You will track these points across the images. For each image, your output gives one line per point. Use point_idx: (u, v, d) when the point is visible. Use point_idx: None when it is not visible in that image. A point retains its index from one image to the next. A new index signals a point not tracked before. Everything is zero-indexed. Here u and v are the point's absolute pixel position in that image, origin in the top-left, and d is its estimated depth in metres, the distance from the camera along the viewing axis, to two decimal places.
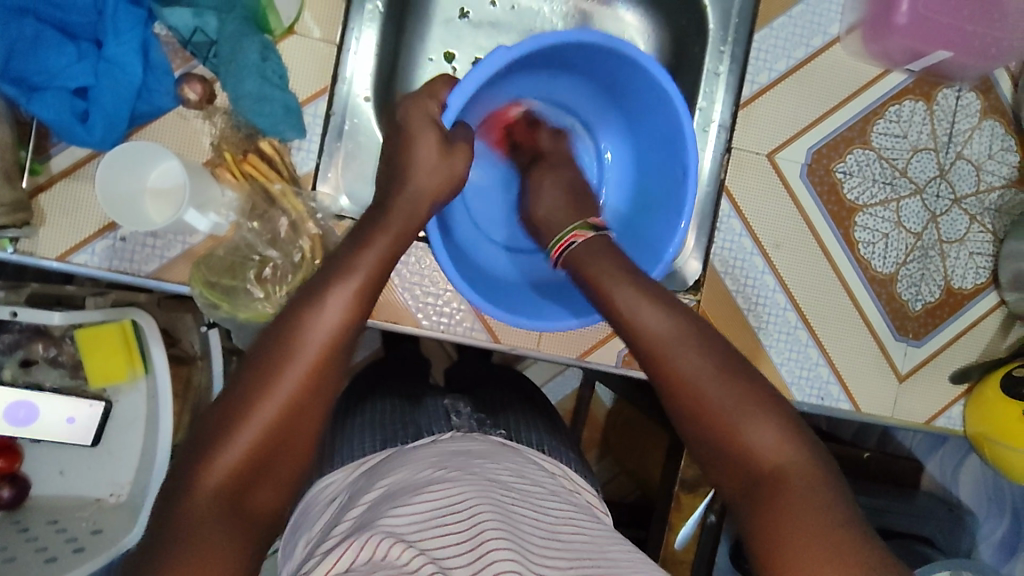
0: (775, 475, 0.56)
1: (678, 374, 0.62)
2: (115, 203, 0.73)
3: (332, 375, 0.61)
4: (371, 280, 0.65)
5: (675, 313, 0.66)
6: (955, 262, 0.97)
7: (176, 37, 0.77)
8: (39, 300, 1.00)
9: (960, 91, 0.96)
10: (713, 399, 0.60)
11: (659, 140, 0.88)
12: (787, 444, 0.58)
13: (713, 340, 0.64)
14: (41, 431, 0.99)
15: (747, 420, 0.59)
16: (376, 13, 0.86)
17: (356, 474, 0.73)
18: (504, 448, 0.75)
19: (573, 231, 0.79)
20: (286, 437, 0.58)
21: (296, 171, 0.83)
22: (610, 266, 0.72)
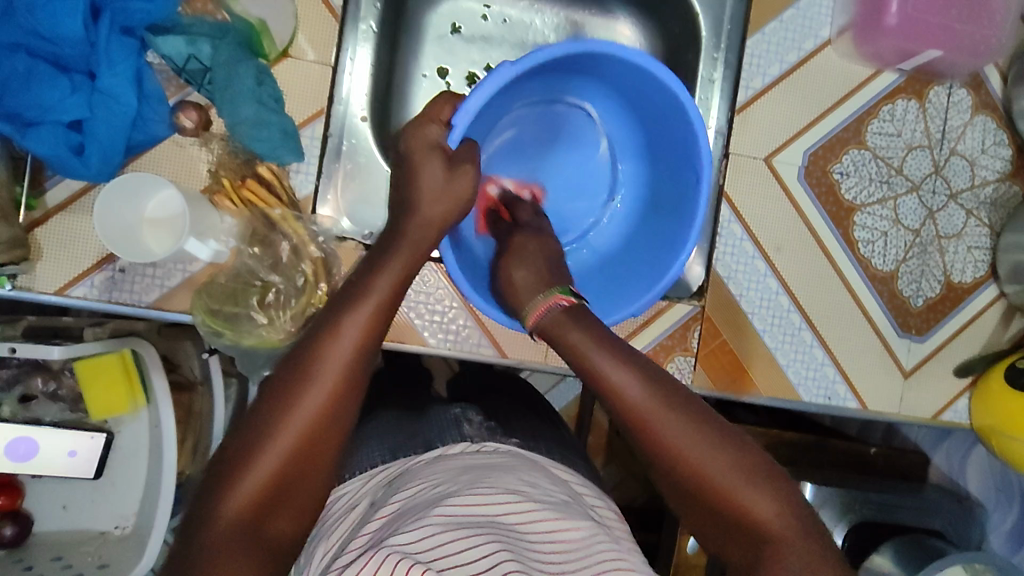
0: (774, 543, 0.56)
1: (664, 446, 0.59)
2: (112, 233, 0.72)
3: (353, 400, 0.60)
4: (387, 300, 0.64)
5: (650, 376, 0.63)
6: (954, 257, 0.98)
7: (170, 65, 0.77)
8: (36, 333, 0.98)
9: (951, 88, 0.97)
10: (705, 467, 0.58)
11: (672, 145, 0.87)
12: (779, 507, 0.58)
13: (691, 404, 0.62)
14: (41, 467, 0.96)
15: (739, 486, 0.58)
16: (371, 33, 0.85)
17: (369, 486, 0.70)
18: (520, 459, 0.72)
19: (553, 295, 0.74)
20: (309, 461, 0.57)
21: (295, 194, 0.82)
22: (585, 337, 0.67)
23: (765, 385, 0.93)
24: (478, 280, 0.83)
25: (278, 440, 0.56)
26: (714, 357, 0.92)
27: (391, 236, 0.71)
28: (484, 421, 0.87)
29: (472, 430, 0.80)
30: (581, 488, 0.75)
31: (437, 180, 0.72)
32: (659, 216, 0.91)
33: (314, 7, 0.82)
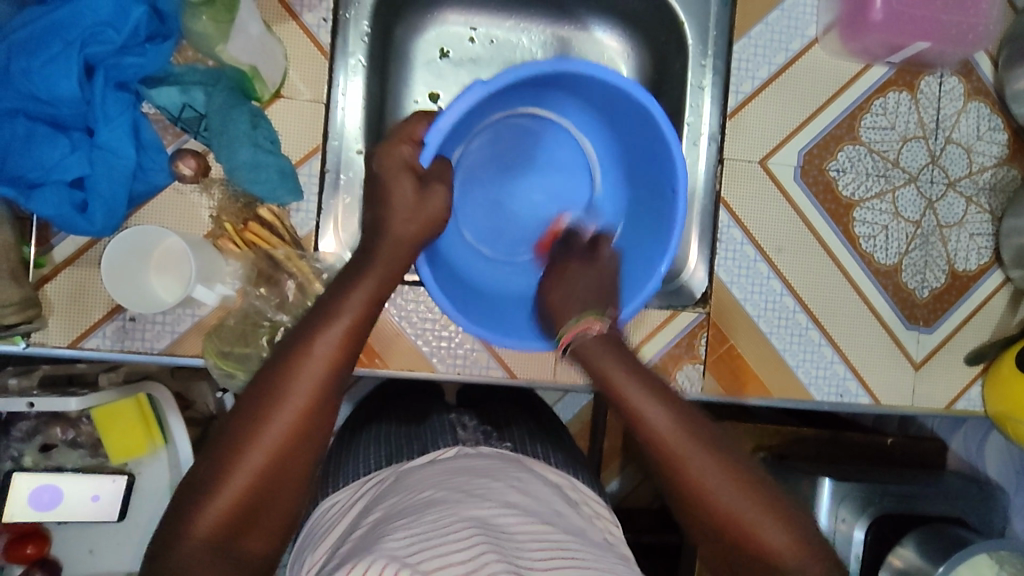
0: (792, 573, 0.61)
1: (691, 480, 0.63)
2: (116, 269, 0.73)
3: (322, 411, 0.62)
4: (360, 317, 0.66)
5: (687, 417, 0.66)
6: (957, 245, 0.97)
7: (166, 115, 0.78)
8: (52, 381, 1.00)
9: (942, 77, 0.97)
10: (722, 502, 0.63)
11: (643, 146, 0.89)
12: (793, 539, 0.62)
13: (722, 440, 0.66)
14: (67, 512, 0.98)
15: (760, 520, 0.62)
16: (361, 66, 0.87)
17: (359, 492, 0.80)
18: (506, 462, 0.81)
19: (584, 320, 0.75)
20: (283, 479, 0.60)
21: (297, 233, 0.83)
22: (619, 368, 0.69)
23: (776, 387, 0.93)
24: (461, 300, 0.86)
25: (247, 462, 0.58)
26: (723, 363, 0.93)
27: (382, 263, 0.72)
28: (479, 424, 0.97)
29: (464, 435, 0.91)
30: (576, 492, 0.84)
31: (420, 202, 0.76)
32: (638, 215, 0.93)
33: (303, 46, 0.84)
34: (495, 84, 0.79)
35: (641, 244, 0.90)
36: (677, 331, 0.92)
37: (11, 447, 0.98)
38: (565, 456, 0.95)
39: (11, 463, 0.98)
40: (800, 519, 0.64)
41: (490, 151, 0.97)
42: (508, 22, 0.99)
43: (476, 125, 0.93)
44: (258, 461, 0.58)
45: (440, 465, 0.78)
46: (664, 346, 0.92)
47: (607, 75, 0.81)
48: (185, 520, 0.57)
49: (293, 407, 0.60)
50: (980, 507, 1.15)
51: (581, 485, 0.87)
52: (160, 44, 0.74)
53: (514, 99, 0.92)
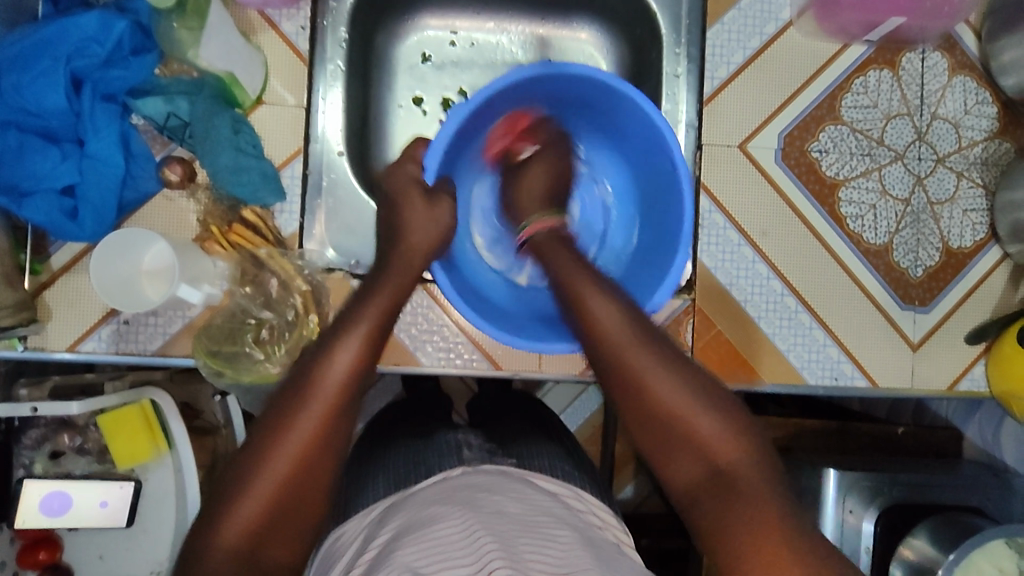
0: (725, 469, 0.63)
1: (635, 376, 0.67)
2: (106, 261, 0.76)
3: (347, 414, 0.63)
4: (379, 325, 0.68)
5: (632, 316, 0.71)
6: (950, 222, 0.95)
7: (153, 124, 0.81)
8: (62, 392, 1.03)
9: (924, 53, 0.96)
10: (666, 396, 0.66)
11: (643, 144, 0.88)
12: (729, 434, 0.65)
13: (666, 345, 0.70)
14: (76, 519, 1.01)
15: (700, 415, 0.65)
16: (340, 72, 0.90)
17: (362, 523, 0.80)
18: (511, 477, 0.80)
19: (541, 217, 0.85)
20: (304, 483, 0.59)
21: (281, 233, 0.86)
22: (567, 263, 0.77)
23: (772, 378, 0.92)
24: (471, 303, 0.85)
25: (270, 467, 0.59)
26: (711, 351, 0.92)
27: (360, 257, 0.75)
28: (484, 443, 0.96)
29: (469, 455, 0.89)
30: (578, 500, 0.83)
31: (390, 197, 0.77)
32: (652, 213, 0.92)
33: (282, 54, 0.87)
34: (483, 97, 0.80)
35: (656, 254, 0.89)
36: (662, 319, 0.92)
37: (23, 454, 1.02)
38: (571, 465, 0.94)
39: (24, 471, 1.01)
40: (743, 417, 0.67)
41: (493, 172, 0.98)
42: (487, 24, 1.02)
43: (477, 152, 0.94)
44: (280, 467, 0.59)
45: (442, 485, 0.77)
46: None
47: (592, 73, 0.82)
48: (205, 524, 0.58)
49: (316, 410, 0.61)
50: (997, 496, 1.10)
51: (586, 496, 0.86)
52: (145, 56, 0.78)
53: None
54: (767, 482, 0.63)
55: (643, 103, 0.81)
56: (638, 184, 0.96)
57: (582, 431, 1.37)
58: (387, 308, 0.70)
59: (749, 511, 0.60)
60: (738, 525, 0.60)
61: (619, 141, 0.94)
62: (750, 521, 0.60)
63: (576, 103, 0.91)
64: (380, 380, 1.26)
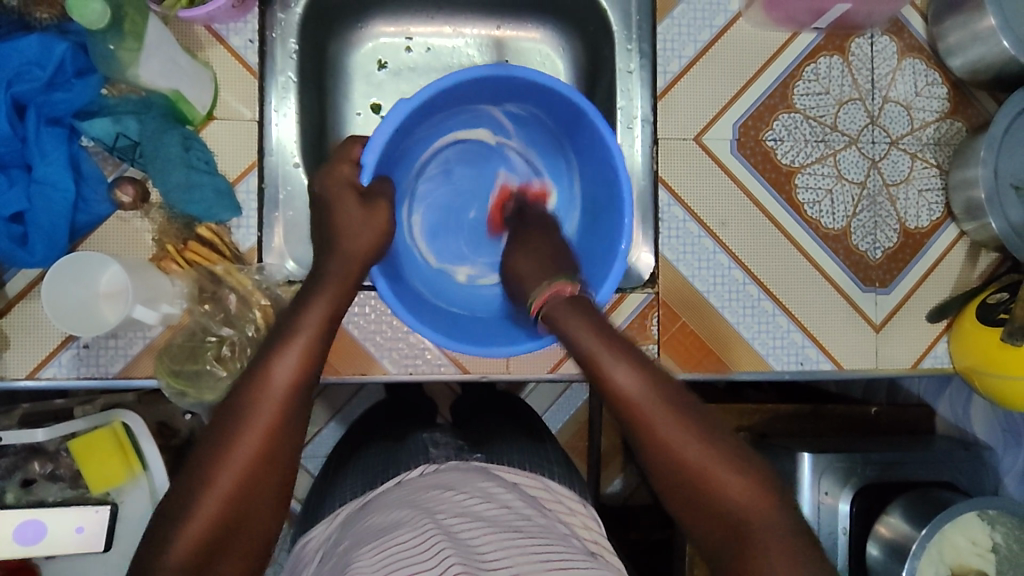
0: (755, 533, 0.61)
1: (660, 440, 0.64)
2: (59, 286, 0.74)
3: (292, 421, 0.63)
4: (320, 330, 0.69)
5: (652, 374, 0.67)
6: (906, 203, 0.97)
7: (102, 146, 0.81)
8: (32, 419, 1.03)
9: (872, 38, 0.97)
10: (690, 456, 0.64)
11: (584, 142, 0.88)
12: (753, 489, 0.63)
13: (688, 404, 0.67)
14: (51, 546, 0.99)
15: (724, 473, 0.63)
16: (291, 82, 0.89)
17: (329, 529, 0.79)
18: (477, 473, 0.80)
19: (552, 285, 0.76)
20: (255, 494, 0.60)
21: (239, 248, 0.85)
22: (589, 328, 0.70)
23: (734, 366, 0.93)
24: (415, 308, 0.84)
25: (219, 481, 0.58)
26: (677, 341, 0.93)
27: (317, 271, 0.75)
28: (454, 441, 0.97)
29: (437, 452, 0.90)
30: (554, 496, 0.84)
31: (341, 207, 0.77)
32: (594, 213, 0.92)
33: (231, 69, 0.86)
34: (422, 97, 0.79)
35: (596, 250, 0.89)
36: (627, 314, 0.92)
37: None
38: (545, 460, 0.95)
39: None
40: (765, 472, 0.65)
41: (441, 180, 0.98)
42: (443, 28, 1.00)
43: (416, 154, 0.94)
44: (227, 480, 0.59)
45: (408, 485, 0.77)
46: (616, 327, 0.92)
47: (536, 77, 0.81)
48: (153, 543, 0.57)
49: (261, 421, 0.61)
50: (970, 470, 1.11)
51: (558, 488, 0.86)
52: (88, 78, 0.77)
53: (442, 122, 0.93)
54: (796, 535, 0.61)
55: (589, 110, 0.81)
56: (580, 183, 0.95)
57: (566, 428, 1.37)
58: (317, 306, 0.70)
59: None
60: None
61: (559, 138, 0.94)
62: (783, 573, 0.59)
63: (516, 103, 0.90)
64: (361, 389, 1.26)
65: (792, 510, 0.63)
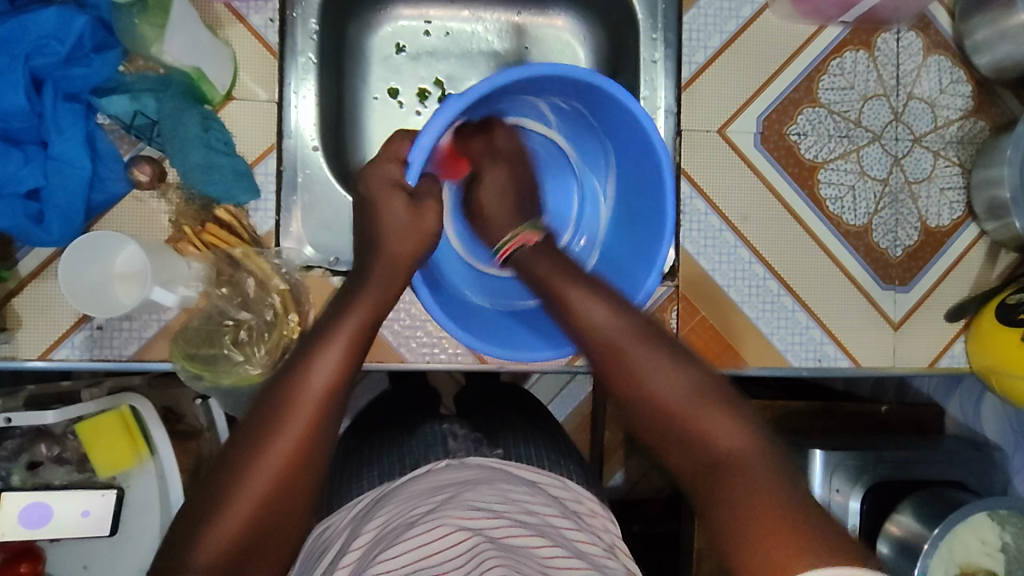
0: (730, 459, 0.60)
1: (633, 370, 0.67)
2: (82, 252, 0.73)
3: (328, 425, 0.62)
4: (359, 336, 0.68)
5: (623, 311, 0.72)
6: (928, 201, 0.96)
7: (119, 123, 0.79)
8: (38, 401, 1.00)
9: (899, 33, 0.96)
10: (665, 387, 0.66)
11: (624, 137, 0.86)
12: (735, 425, 0.63)
13: (660, 336, 0.70)
14: (58, 530, 0.98)
15: (700, 406, 0.64)
16: (311, 64, 0.87)
17: (345, 518, 0.78)
18: (492, 469, 0.79)
19: (519, 233, 0.81)
20: (288, 494, 0.58)
21: (256, 232, 0.84)
22: (553, 267, 0.77)
23: (753, 362, 0.93)
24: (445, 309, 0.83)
25: (243, 472, 0.57)
26: (696, 336, 0.92)
27: None
28: (471, 433, 0.96)
29: (454, 446, 0.90)
30: (568, 490, 0.83)
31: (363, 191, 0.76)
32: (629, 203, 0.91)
33: (251, 49, 0.85)
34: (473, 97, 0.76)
35: (633, 242, 0.89)
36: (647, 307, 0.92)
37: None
38: (556, 453, 0.94)
39: (1, 483, 0.98)
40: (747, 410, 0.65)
41: None
42: (461, 13, 0.98)
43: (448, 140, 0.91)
44: (258, 486, 0.57)
45: (427, 478, 0.76)
46: None
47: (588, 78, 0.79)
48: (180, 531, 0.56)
49: (299, 427, 0.60)
50: (978, 469, 1.11)
51: (574, 484, 0.85)
52: (107, 53, 0.76)
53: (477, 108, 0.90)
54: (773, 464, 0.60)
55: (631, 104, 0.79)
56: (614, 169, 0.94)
57: (571, 422, 1.36)
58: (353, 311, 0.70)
59: (763, 502, 0.56)
60: (745, 502, 0.57)
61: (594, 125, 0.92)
62: (759, 502, 0.56)
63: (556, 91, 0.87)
64: (368, 377, 1.24)
65: (772, 448, 0.61)
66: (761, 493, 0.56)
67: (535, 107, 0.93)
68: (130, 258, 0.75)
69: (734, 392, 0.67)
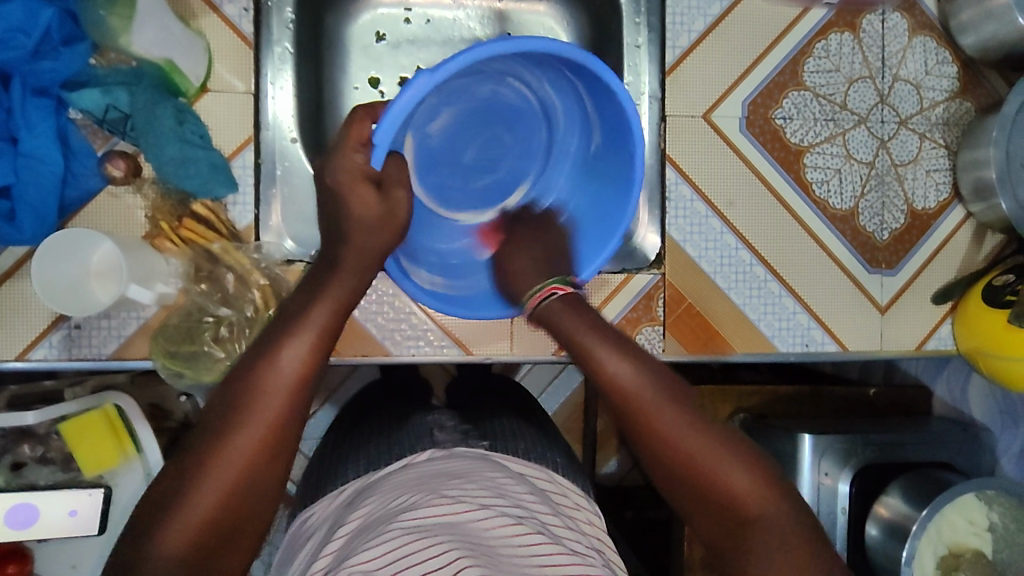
0: (754, 519, 0.61)
1: (657, 430, 0.64)
2: (54, 250, 0.72)
3: (294, 418, 0.60)
4: (327, 328, 0.64)
5: (649, 367, 0.68)
6: (914, 184, 0.96)
7: (91, 118, 0.78)
8: (20, 402, 1.00)
9: (884, 14, 0.95)
10: (689, 450, 0.63)
11: (604, 111, 0.79)
12: (756, 484, 0.62)
13: (685, 393, 0.67)
14: (43, 530, 0.96)
15: (723, 464, 0.63)
16: (288, 54, 0.86)
17: (330, 507, 0.77)
18: (483, 462, 0.77)
19: (552, 282, 0.77)
20: (260, 491, 0.57)
21: (235, 226, 0.82)
22: (581, 324, 0.72)
23: (741, 348, 0.92)
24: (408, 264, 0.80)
25: (219, 470, 0.56)
26: (682, 322, 0.92)
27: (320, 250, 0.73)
28: (458, 424, 0.95)
29: (442, 437, 0.88)
30: (555, 485, 0.81)
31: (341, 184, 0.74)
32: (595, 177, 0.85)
33: (226, 39, 0.83)
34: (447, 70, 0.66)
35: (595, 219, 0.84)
36: (632, 295, 0.91)
37: None
38: (543, 447, 0.93)
39: None
40: (770, 466, 0.64)
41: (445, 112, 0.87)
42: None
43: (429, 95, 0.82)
44: (211, 492, 0.55)
45: (413, 469, 0.75)
46: (622, 309, 0.91)
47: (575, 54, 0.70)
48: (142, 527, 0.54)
49: (254, 428, 0.57)
50: (967, 450, 1.11)
51: (561, 479, 0.83)
52: (77, 46, 0.74)
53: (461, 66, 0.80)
54: (802, 527, 0.61)
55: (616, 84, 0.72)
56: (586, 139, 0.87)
57: (562, 412, 1.34)
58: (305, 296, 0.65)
59: (784, 556, 0.59)
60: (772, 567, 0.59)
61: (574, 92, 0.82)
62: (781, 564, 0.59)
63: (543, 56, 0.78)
64: (356, 371, 1.23)
65: (795, 498, 0.63)
66: (785, 545, 0.59)
67: (528, 69, 0.84)
68: (104, 257, 0.74)
69: (756, 446, 0.66)
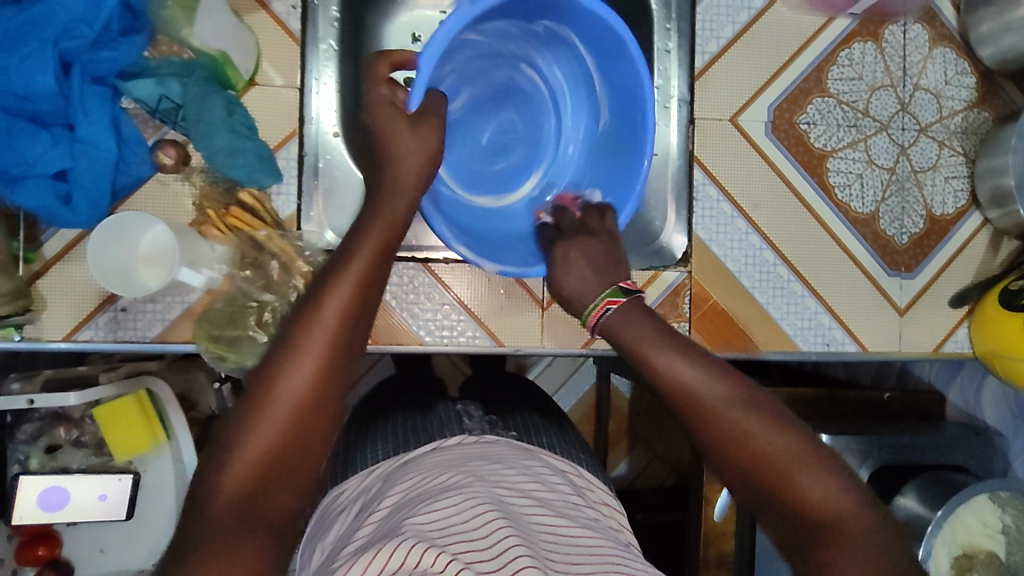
0: (832, 526, 0.55)
1: (723, 422, 0.60)
2: (109, 231, 0.74)
3: (341, 363, 0.57)
4: (370, 272, 0.61)
5: (711, 366, 0.64)
6: (933, 190, 0.98)
7: (145, 108, 0.80)
8: (54, 385, 1.00)
9: (905, 25, 0.98)
10: (760, 449, 0.58)
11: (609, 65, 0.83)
12: (839, 490, 0.56)
13: (754, 393, 0.62)
14: (74, 514, 0.99)
15: (799, 467, 0.57)
16: (333, 51, 0.89)
17: (365, 482, 0.79)
18: (514, 448, 0.80)
19: (608, 295, 0.74)
20: (306, 443, 0.54)
21: (279, 215, 0.86)
22: (647, 331, 0.68)
23: (763, 344, 0.94)
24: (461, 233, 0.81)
25: (265, 420, 0.53)
26: (707, 319, 0.94)
27: None
28: (485, 414, 0.96)
29: (471, 425, 0.90)
30: (582, 479, 0.82)
31: None
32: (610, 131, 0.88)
33: (274, 36, 0.86)
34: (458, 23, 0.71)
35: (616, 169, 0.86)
36: (659, 292, 0.93)
37: (18, 449, 0.99)
38: (568, 443, 0.94)
39: (19, 466, 0.99)
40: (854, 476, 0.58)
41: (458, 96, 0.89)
42: None
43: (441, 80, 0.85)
44: (258, 445, 0.53)
45: (445, 451, 0.77)
46: (650, 304, 0.93)
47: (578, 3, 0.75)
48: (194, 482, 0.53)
49: (301, 374, 0.55)
50: (980, 454, 1.13)
51: (586, 472, 0.85)
52: (134, 37, 0.77)
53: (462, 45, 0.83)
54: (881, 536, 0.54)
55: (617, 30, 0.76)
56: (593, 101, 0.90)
57: (575, 410, 1.35)
58: (381, 266, 0.62)
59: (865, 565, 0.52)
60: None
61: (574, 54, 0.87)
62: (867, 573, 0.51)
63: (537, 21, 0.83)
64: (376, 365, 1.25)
65: (877, 506, 0.56)
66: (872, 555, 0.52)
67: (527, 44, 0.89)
68: (158, 238, 0.77)
69: (837, 456, 0.59)
